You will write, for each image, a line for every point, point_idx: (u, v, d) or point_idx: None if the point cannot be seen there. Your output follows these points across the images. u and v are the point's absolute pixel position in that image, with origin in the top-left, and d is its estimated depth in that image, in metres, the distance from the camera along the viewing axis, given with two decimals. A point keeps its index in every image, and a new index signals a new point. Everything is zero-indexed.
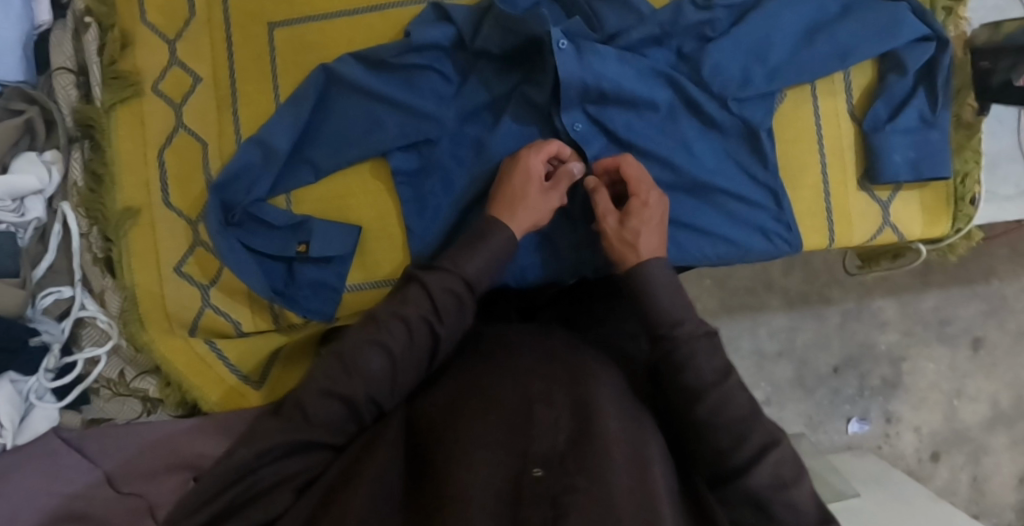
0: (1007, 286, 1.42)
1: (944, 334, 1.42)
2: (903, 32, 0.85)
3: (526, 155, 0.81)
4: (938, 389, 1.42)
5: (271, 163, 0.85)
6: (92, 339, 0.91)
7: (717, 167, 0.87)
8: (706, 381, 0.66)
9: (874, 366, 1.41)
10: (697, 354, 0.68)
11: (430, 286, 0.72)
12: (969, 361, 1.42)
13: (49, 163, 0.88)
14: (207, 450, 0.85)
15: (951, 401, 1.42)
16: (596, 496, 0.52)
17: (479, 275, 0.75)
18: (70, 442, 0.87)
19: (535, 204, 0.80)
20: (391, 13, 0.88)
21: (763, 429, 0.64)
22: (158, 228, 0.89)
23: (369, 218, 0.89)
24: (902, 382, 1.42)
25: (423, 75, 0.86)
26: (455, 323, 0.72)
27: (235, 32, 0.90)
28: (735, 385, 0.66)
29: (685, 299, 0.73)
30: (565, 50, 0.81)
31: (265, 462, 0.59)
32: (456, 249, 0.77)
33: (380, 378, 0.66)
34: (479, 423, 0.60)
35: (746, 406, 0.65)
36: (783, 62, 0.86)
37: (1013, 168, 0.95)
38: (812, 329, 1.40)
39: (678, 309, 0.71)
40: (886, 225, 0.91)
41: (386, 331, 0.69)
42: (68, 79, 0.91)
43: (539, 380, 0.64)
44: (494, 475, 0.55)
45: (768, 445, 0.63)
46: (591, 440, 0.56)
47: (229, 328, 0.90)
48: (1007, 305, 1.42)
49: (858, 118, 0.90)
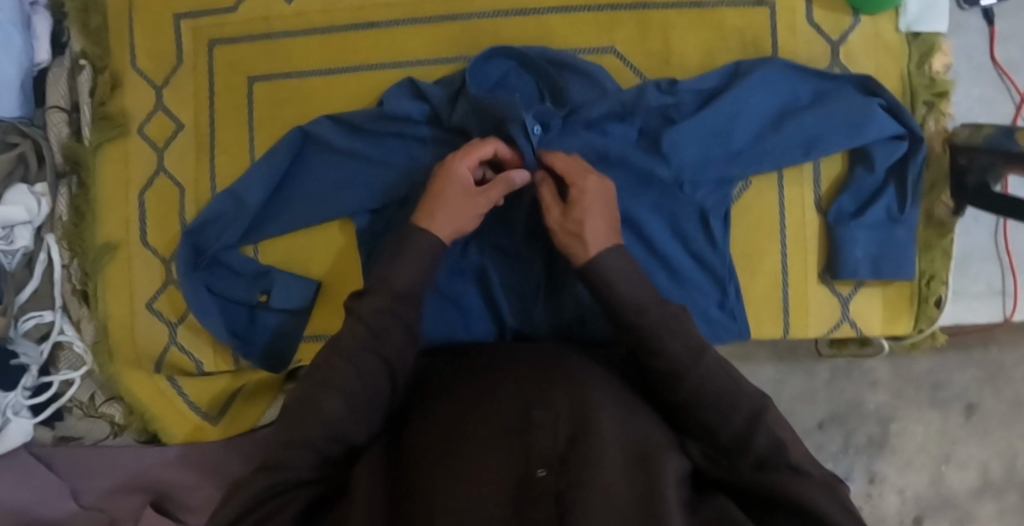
0: (1006, 353, 1.11)
1: (933, 397, 1.12)
2: (872, 129, 0.83)
3: (452, 160, 0.76)
4: (925, 452, 1.11)
5: (241, 215, 0.88)
6: (69, 362, 0.96)
7: (667, 249, 0.85)
8: (684, 364, 0.66)
9: (859, 423, 1.13)
10: (667, 338, 0.67)
11: (362, 313, 0.70)
12: (961, 428, 1.11)
13: (39, 195, 0.93)
14: (166, 477, 0.93)
15: (937, 466, 1.11)
16: (599, 490, 0.55)
17: (412, 284, 0.72)
18: (41, 457, 0.95)
19: (467, 208, 0.75)
20: (366, 75, 0.91)
21: (745, 397, 0.64)
22: (134, 264, 0.93)
23: (328, 273, 0.91)
24: (888, 443, 1.12)
25: (390, 142, 0.87)
26: (397, 340, 0.70)
27: (218, 83, 0.93)
28: (751, 411, 0.63)
29: (686, 330, 0.68)
30: (534, 134, 0.81)
31: (250, 513, 0.60)
32: (384, 262, 0.74)
33: (343, 419, 0.65)
34: (480, 426, 0.62)
35: (772, 429, 0.62)
36: (746, 149, 0.85)
37: (985, 267, 0.91)
38: (799, 384, 1.13)
39: (677, 343, 0.67)
40: (844, 320, 0.90)
41: (335, 373, 0.66)
42: (60, 117, 0.95)
43: (531, 385, 0.65)
44: (501, 479, 0.57)
45: (758, 412, 0.63)
46: (590, 439, 0.58)
47: (191, 366, 0.93)
48: (1004, 374, 1.11)
49: (824, 209, 0.88)
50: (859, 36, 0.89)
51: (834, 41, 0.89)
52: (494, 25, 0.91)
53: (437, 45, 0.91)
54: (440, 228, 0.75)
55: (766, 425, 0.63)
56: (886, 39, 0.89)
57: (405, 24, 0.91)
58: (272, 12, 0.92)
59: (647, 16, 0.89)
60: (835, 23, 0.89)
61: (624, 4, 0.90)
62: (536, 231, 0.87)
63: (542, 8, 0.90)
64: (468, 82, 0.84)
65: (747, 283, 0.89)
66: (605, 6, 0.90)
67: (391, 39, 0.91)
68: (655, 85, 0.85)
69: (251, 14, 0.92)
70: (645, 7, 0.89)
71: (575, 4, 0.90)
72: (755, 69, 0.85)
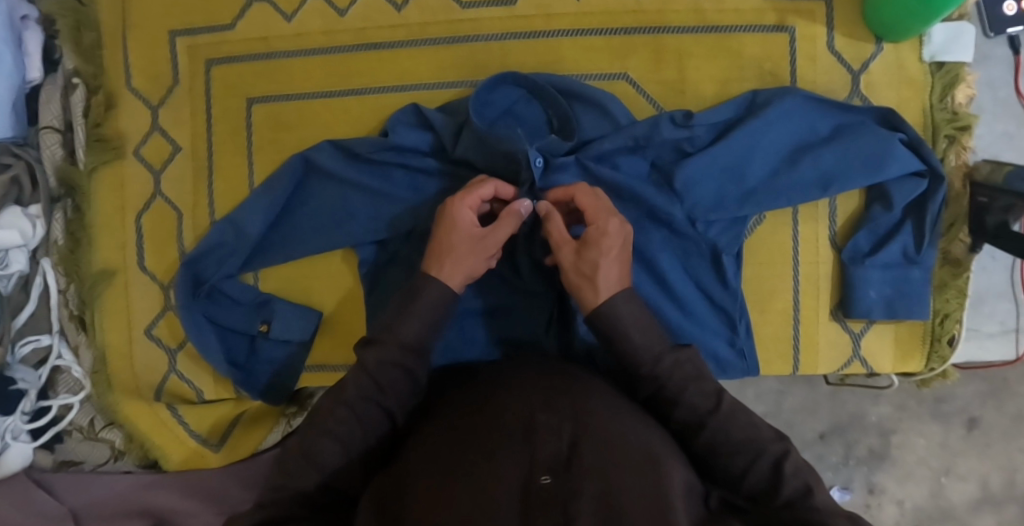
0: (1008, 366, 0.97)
1: (933, 410, 0.99)
2: (893, 166, 0.81)
3: (453, 205, 0.75)
4: (925, 465, 0.99)
5: (241, 245, 0.86)
6: (68, 386, 0.95)
7: (679, 288, 0.83)
8: (701, 413, 0.64)
9: (860, 434, 0.99)
10: (687, 388, 0.65)
11: (365, 362, 0.68)
12: (961, 441, 0.98)
13: (34, 217, 0.91)
14: (167, 503, 0.91)
15: (936, 477, 0.98)
16: (605, 497, 0.53)
17: (419, 337, 0.71)
18: (40, 482, 0.93)
19: (472, 256, 0.74)
20: (367, 98, 0.88)
21: (767, 446, 0.63)
22: (132, 290, 0.92)
23: (331, 304, 0.89)
24: (889, 455, 0.99)
25: (395, 172, 0.85)
26: (402, 393, 0.68)
27: (215, 105, 0.91)
28: (776, 454, 0.62)
29: (704, 375, 0.67)
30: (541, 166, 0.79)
31: None
32: (389, 313, 0.73)
33: (338, 469, 0.64)
34: (481, 431, 0.60)
35: (798, 473, 0.61)
36: (760, 184, 0.83)
37: (1000, 306, 0.92)
38: (801, 394, 1.00)
39: (697, 393, 0.65)
40: (855, 358, 0.88)
41: (334, 419, 0.66)
42: (54, 138, 0.93)
43: (535, 394, 0.64)
44: (504, 477, 0.54)
45: (780, 457, 0.62)
46: (593, 445, 0.57)
47: (192, 394, 0.93)
48: (1009, 387, 0.97)
49: (839, 246, 0.87)
50: (881, 66, 0.86)
51: (854, 71, 0.86)
52: (502, 49, 0.87)
53: (443, 69, 0.88)
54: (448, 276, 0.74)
55: (790, 469, 0.61)
56: (908, 70, 0.86)
57: (410, 47, 0.88)
58: (272, 32, 0.89)
59: (662, 41, 0.86)
60: (857, 52, 0.86)
61: (638, 30, 0.87)
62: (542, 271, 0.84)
63: (552, 32, 0.87)
64: (472, 109, 0.81)
65: (758, 320, 0.87)
66: (618, 30, 0.87)
67: (396, 62, 0.88)
68: (670, 118, 0.82)
69: (251, 34, 0.90)
70: (660, 32, 0.86)
71: (587, 29, 0.87)
72: (772, 100, 0.83)
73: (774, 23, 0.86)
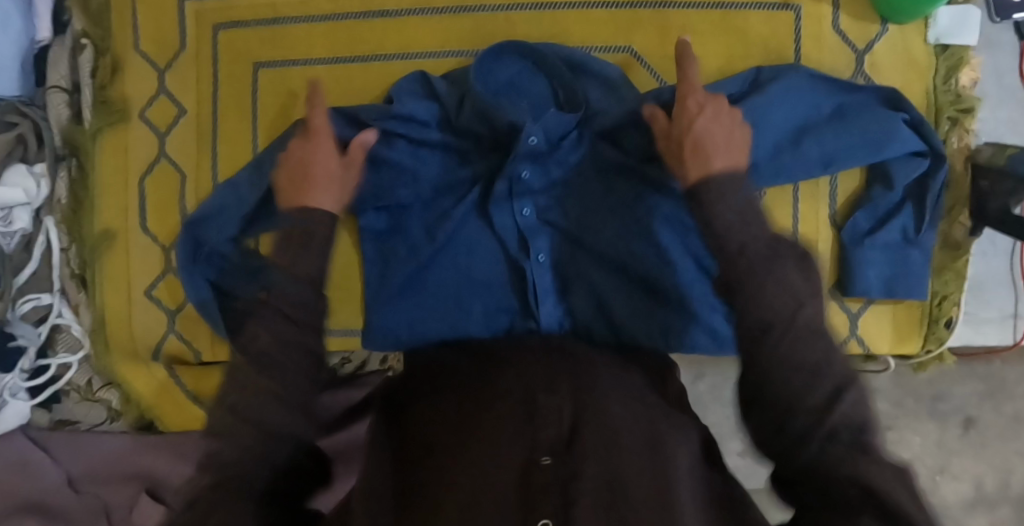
0: (1008, 366, 0.97)
1: (931, 408, 0.98)
2: (895, 145, 0.81)
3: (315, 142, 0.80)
4: (921, 461, 0.98)
5: (242, 207, 0.86)
6: (68, 344, 0.96)
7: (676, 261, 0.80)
8: (777, 319, 0.54)
9: None
10: (760, 289, 0.56)
11: None
12: (957, 441, 0.98)
13: (38, 176, 0.93)
14: (159, 464, 0.93)
15: (929, 474, 0.98)
16: (603, 482, 0.53)
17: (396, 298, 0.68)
18: (36, 440, 0.95)
19: (328, 183, 0.79)
20: (372, 66, 0.89)
21: (832, 371, 0.53)
22: (132, 252, 0.93)
23: (331, 270, 0.91)
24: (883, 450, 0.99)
25: (397, 142, 0.85)
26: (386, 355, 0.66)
27: (221, 70, 0.91)
28: (837, 385, 0.52)
29: (782, 282, 0.56)
30: (536, 145, 0.78)
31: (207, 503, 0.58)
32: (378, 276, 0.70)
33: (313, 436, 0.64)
34: (484, 411, 0.60)
35: (857, 406, 0.52)
36: (764, 160, 0.82)
37: (1000, 294, 0.92)
38: None
39: (773, 300, 0.55)
40: (851, 337, 0.89)
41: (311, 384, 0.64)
42: (60, 98, 0.93)
43: (536, 375, 0.63)
44: (503, 460, 0.55)
45: (843, 387, 0.52)
46: (592, 429, 0.57)
47: (190, 355, 0.93)
48: (1006, 388, 0.97)
49: (838, 224, 0.87)
50: (886, 45, 0.86)
51: (859, 51, 0.86)
52: (508, 20, 0.88)
53: (447, 38, 0.88)
54: (322, 200, 0.78)
55: (848, 402, 0.51)
56: (913, 51, 0.86)
57: (415, 15, 0.89)
58: None
59: (667, 16, 0.87)
60: (862, 32, 0.86)
61: (644, 3, 0.87)
62: (540, 236, 0.81)
63: (558, 4, 0.87)
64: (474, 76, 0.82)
65: None
66: (624, 4, 0.87)
67: (401, 31, 0.89)
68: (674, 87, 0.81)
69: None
70: (665, 8, 0.87)
71: (591, 1, 0.87)
72: (775, 77, 0.83)
73: (781, 1, 0.86)
